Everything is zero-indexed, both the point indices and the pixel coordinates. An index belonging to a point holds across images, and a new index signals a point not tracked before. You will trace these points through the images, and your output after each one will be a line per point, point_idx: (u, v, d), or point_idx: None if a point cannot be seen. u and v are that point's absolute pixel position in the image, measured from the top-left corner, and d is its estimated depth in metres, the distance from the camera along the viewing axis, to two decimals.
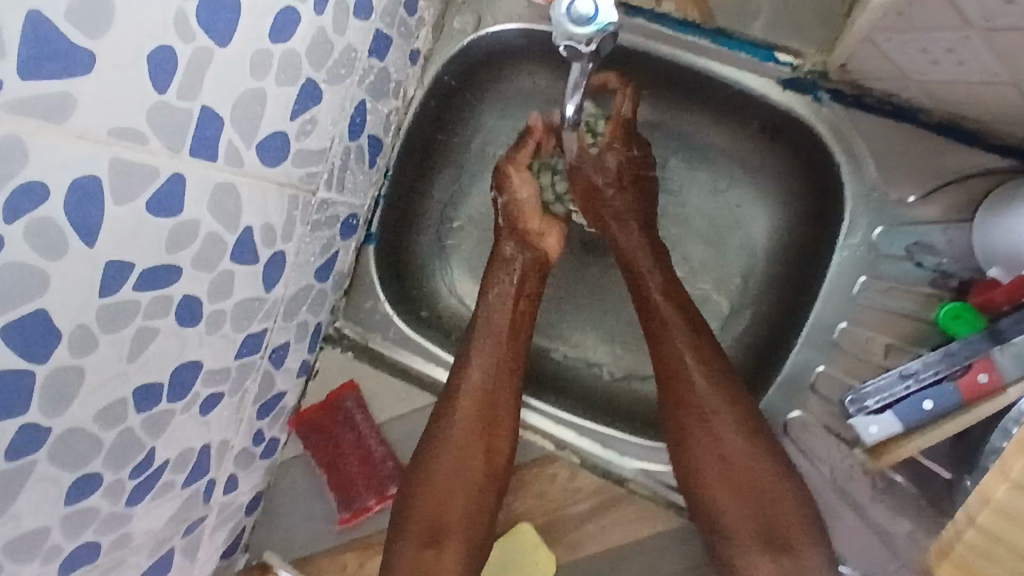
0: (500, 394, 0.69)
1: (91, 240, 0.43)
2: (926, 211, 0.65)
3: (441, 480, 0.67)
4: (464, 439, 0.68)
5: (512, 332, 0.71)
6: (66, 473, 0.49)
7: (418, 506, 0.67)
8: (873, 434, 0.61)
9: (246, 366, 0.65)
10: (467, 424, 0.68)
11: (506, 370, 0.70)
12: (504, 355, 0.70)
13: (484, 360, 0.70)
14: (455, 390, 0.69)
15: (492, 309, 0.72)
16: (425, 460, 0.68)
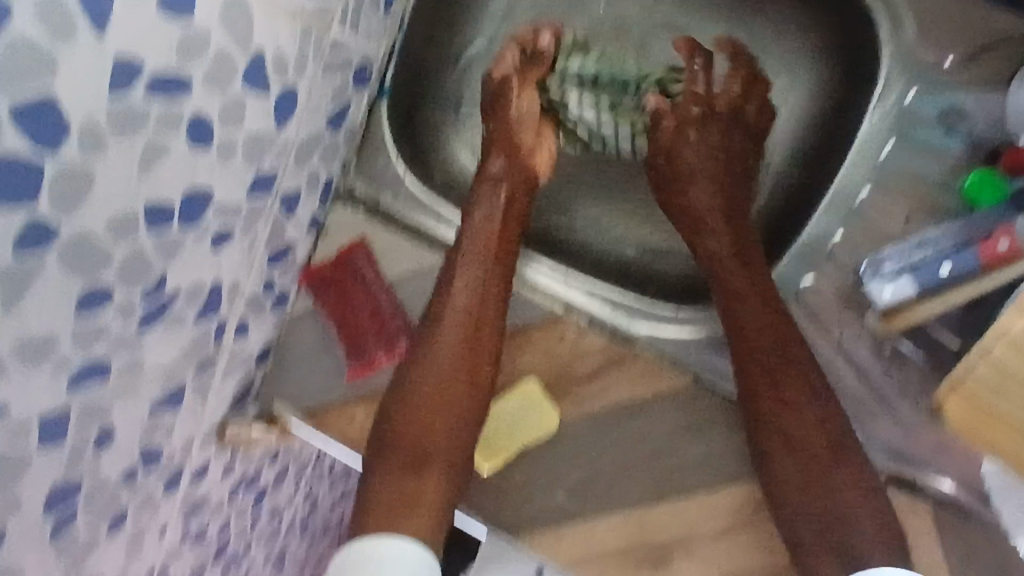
0: (482, 318, 0.70)
1: (100, 27, 0.41)
2: (963, 77, 0.65)
3: (424, 404, 0.68)
4: (446, 360, 0.68)
5: (494, 256, 0.72)
6: (77, 282, 0.48)
7: (399, 431, 0.67)
8: (887, 297, 0.62)
9: (258, 207, 0.64)
10: (450, 352, 0.69)
11: (489, 290, 0.71)
12: (487, 276, 0.71)
13: (466, 280, 0.70)
14: (438, 317, 0.70)
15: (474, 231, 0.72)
16: (408, 381, 0.69)
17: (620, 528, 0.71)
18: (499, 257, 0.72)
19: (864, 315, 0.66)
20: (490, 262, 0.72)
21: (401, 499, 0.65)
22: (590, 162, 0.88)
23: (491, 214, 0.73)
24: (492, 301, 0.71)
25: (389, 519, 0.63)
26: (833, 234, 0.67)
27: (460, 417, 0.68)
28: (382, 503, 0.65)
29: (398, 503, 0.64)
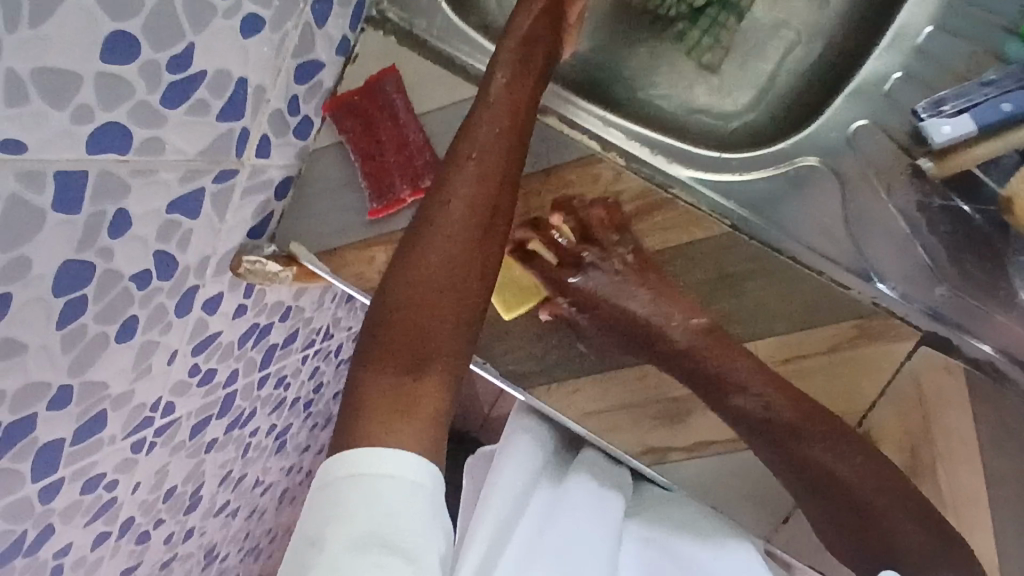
0: (498, 200, 0.58)
1: None
2: None
3: (426, 294, 0.53)
4: (457, 242, 0.55)
5: (514, 133, 0.61)
6: (103, 13, 0.45)
7: (391, 322, 0.53)
8: (947, 134, 0.59)
9: (290, 1, 0.61)
10: (460, 227, 0.56)
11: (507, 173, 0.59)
12: (508, 151, 0.59)
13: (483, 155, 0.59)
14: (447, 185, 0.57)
15: (495, 103, 0.61)
16: (405, 263, 0.55)
17: (636, 382, 0.71)
18: (517, 139, 0.61)
19: (916, 162, 0.63)
20: (510, 135, 0.60)
21: (397, 402, 0.50)
22: (623, 11, 0.79)
23: (511, 82, 0.63)
24: (510, 183, 0.59)
25: (385, 426, 0.49)
26: (892, 74, 0.64)
27: (467, 311, 0.54)
28: (376, 406, 0.50)
29: (393, 407, 0.50)
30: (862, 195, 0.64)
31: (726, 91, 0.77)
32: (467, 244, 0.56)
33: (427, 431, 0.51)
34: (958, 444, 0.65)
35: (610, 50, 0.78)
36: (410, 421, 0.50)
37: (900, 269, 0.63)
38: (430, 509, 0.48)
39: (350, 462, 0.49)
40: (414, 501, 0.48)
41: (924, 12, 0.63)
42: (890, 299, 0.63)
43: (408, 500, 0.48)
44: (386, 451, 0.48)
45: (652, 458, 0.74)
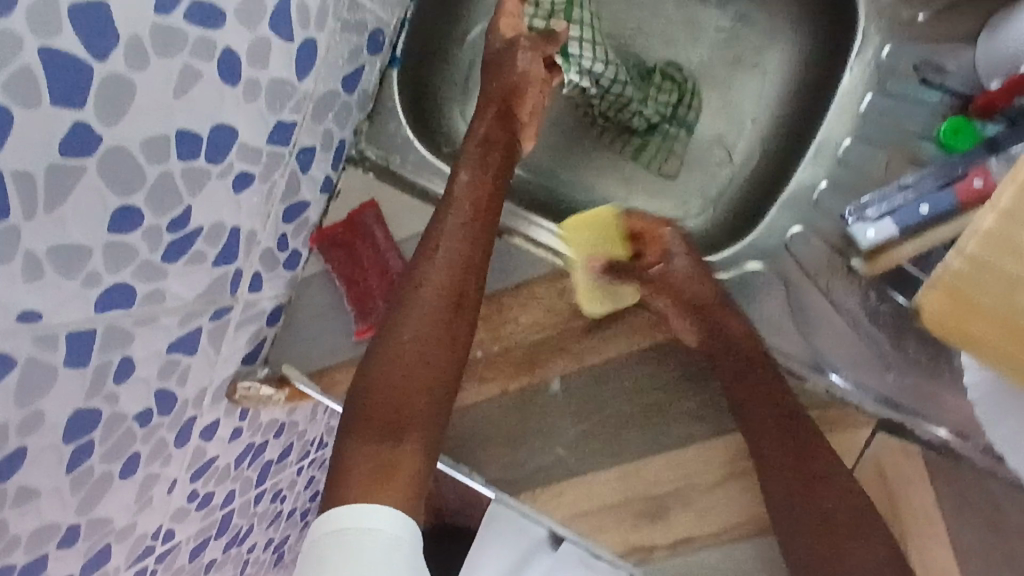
0: (463, 287, 0.67)
1: None
2: (935, 30, 0.66)
3: (403, 371, 0.63)
4: (427, 326, 0.65)
5: (480, 225, 0.69)
6: (113, 194, 0.52)
7: (377, 397, 0.62)
8: (869, 238, 0.65)
9: (276, 156, 0.68)
10: (431, 315, 0.65)
11: (472, 259, 0.68)
12: (472, 241, 0.68)
13: (450, 248, 0.67)
14: (419, 278, 0.66)
15: (459, 198, 0.69)
16: (386, 345, 0.64)
17: (619, 481, 0.74)
18: (481, 226, 0.69)
19: (851, 257, 0.69)
20: (474, 228, 0.69)
21: (378, 468, 0.58)
22: (577, 131, 0.88)
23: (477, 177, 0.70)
24: (474, 269, 0.68)
25: (365, 490, 0.56)
26: (819, 183, 0.69)
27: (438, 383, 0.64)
28: (360, 472, 0.58)
29: (374, 472, 0.58)
30: (806, 293, 0.70)
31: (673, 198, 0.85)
32: (437, 327, 0.65)
33: (408, 489, 0.57)
34: (920, 510, 0.68)
35: (569, 170, 0.88)
36: (388, 485, 0.57)
37: (845, 357, 0.70)
38: (409, 558, 0.52)
39: (336, 520, 0.53)
40: (394, 549, 0.51)
41: (844, 125, 0.68)
42: (841, 386, 0.70)
43: (388, 549, 0.51)
44: (368, 504, 0.54)
45: (637, 558, 0.74)
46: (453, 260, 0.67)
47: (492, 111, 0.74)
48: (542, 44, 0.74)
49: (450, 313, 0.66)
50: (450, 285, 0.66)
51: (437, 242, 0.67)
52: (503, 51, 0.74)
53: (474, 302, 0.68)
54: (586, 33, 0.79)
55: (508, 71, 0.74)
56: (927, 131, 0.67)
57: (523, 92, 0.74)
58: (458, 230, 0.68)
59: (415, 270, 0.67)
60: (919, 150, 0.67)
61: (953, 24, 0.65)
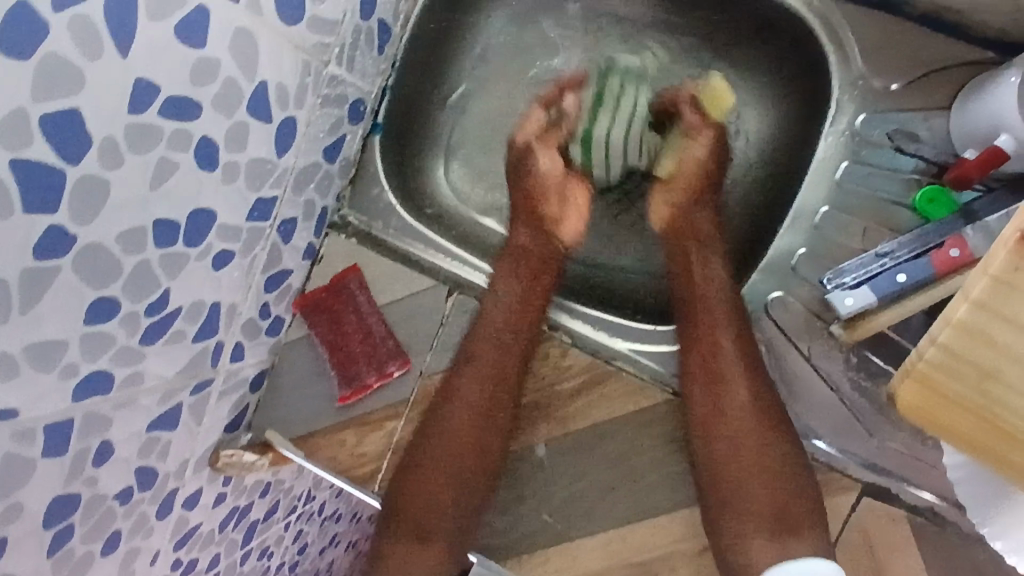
0: (495, 398, 0.73)
1: (123, 50, 0.45)
2: (909, 100, 0.66)
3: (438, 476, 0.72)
4: (456, 433, 0.73)
5: (512, 338, 0.74)
6: (88, 288, 0.51)
7: (412, 496, 0.72)
8: (849, 307, 0.64)
9: (256, 231, 0.68)
10: (461, 425, 0.73)
11: (505, 373, 0.74)
12: (504, 354, 0.74)
13: (478, 364, 0.74)
14: (450, 390, 0.74)
15: (491, 312, 0.75)
16: (424, 451, 0.73)
17: (603, 549, 0.72)
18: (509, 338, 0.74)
19: (830, 324, 0.69)
20: (513, 344, 0.74)
21: (410, 557, 0.72)
22: None
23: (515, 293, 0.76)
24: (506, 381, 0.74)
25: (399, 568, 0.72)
26: (798, 250, 0.70)
27: (471, 482, 0.73)
28: (396, 559, 0.72)
29: (405, 561, 0.72)
30: (786, 359, 0.71)
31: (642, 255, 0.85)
32: (467, 436, 0.73)
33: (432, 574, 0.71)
34: None
35: None
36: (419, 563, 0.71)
37: (827, 423, 0.70)
38: None
39: None
40: None
41: (821, 192, 0.69)
42: (825, 452, 0.70)
43: None
44: None
45: None
46: (484, 375, 0.74)
47: (522, 221, 0.79)
48: (544, 135, 0.79)
49: (481, 423, 0.73)
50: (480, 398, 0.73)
51: (474, 356, 0.74)
52: (523, 152, 0.79)
53: (510, 408, 0.74)
54: (612, 101, 0.77)
55: (534, 178, 0.79)
56: (902, 199, 0.67)
57: (541, 196, 0.78)
58: (491, 346, 0.74)
59: (450, 384, 0.74)
60: (895, 218, 0.67)
61: (928, 92, 0.66)
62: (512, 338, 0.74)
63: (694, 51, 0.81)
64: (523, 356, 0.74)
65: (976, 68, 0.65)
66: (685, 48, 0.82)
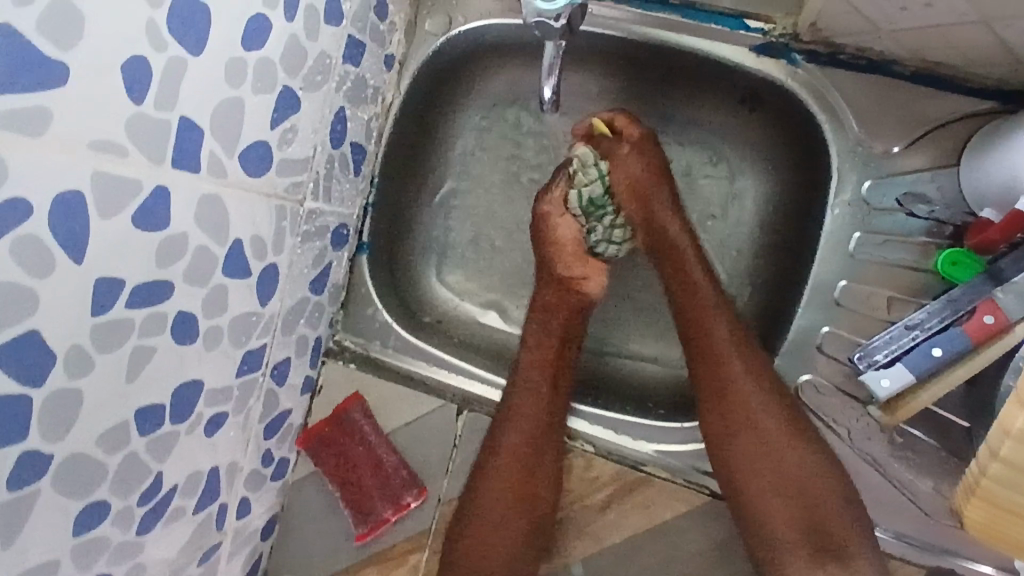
0: (542, 444, 0.68)
1: (79, 256, 0.42)
2: (912, 161, 0.63)
3: (504, 465, 0.68)
4: (506, 487, 0.67)
5: (548, 383, 0.70)
6: (73, 500, 0.47)
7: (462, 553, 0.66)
8: (886, 388, 0.59)
9: (248, 384, 0.64)
10: (508, 478, 0.67)
11: (550, 425, 0.69)
12: (543, 403, 0.69)
13: (524, 415, 0.68)
14: (495, 446, 0.69)
15: (526, 366, 0.70)
16: (472, 524, 0.67)
17: None
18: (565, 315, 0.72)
19: (867, 406, 0.64)
20: (547, 390, 0.69)
21: None
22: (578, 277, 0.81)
23: (544, 335, 0.71)
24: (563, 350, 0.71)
25: None
26: (821, 327, 0.66)
27: (519, 533, 0.67)
28: None
29: None
30: (828, 447, 0.65)
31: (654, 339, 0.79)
32: (516, 485, 0.67)
33: None
34: None
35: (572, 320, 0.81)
36: None
37: (883, 509, 0.64)
38: None
39: None
40: None
41: (836, 265, 0.65)
42: (888, 541, 0.64)
43: None
44: None
45: None
46: (532, 423, 0.68)
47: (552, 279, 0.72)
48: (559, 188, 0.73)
49: (526, 474, 0.67)
50: (540, 392, 0.69)
51: (512, 412, 0.69)
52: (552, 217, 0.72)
53: (555, 452, 0.69)
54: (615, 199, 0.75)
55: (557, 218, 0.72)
56: (923, 264, 0.63)
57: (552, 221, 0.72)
58: (545, 332, 0.71)
59: (492, 436, 0.69)
60: (918, 283, 0.63)
61: (934, 150, 0.62)
62: (548, 385, 0.69)
63: (673, 128, 0.77)
64: (560, 402, 0.70)
65: (982, 120, 0.61)
66: (664, 125, 0.77)
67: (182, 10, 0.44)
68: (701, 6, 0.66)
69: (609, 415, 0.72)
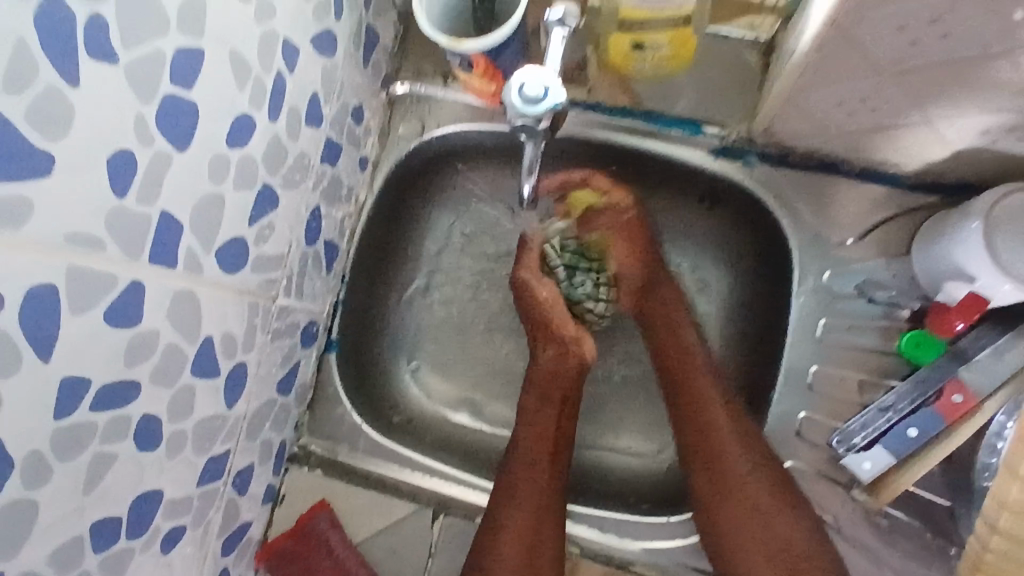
0: (544, 522, 0.65)
1: (45, 354, 0.40)
2: (866, 251, 0.67)
3: (506, 541, 0.64)
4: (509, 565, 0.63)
5: (549, 458, 0.68)
6: None
7: None
8: (868, 470, 0.61)
9: (209, 494, 0.59)
10: (512, 556, 0.63)
11: (550, 502, 0.66)
12: (546, 480, 0.67)
13: (525, 487, 0.66)
14: (495, 521, 0.65)
15: (525, 436, 0.69)
16: None
17: None
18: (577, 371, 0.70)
19: (851, 490, 0.64)
20: (547, 465, 0.67)
21: None
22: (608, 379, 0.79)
23: (545, 403, 0.70)
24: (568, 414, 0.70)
25: None
26: (798, 413, 0.66)
27: None
28: None
29: None
30: None
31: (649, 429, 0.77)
32: (519, 558, 0.63)
33: None
34: None
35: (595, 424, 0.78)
36: None
37: None
38: None
39: None
40: None
41: (806, 352, 0.67)
42: None
43: None
44: None
45: None
46: (536, 501, 0.66)
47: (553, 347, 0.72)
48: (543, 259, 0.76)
49: (529, 551, 0.64)
50: (539, 468, 0.67)
51: (512, 489, 0.66)
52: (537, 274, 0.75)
53: (558, 526, 0.66)
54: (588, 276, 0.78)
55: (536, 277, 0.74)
56: (886, 347, 0.66)
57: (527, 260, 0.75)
58: (546, 403, 0.70)
59: (492, 509, 0.66)
60: (884, 365, 0.65)
61: (884, 242, 0.67)
62: (548, 459, 0.68)
63: None
64: (561, 475, 0.68)
65: (925, 213, 0.66)
66: None
67: (172, 107, 0.45)
68: (658, 114, 0.71)
69: (596, 513, 0.69)
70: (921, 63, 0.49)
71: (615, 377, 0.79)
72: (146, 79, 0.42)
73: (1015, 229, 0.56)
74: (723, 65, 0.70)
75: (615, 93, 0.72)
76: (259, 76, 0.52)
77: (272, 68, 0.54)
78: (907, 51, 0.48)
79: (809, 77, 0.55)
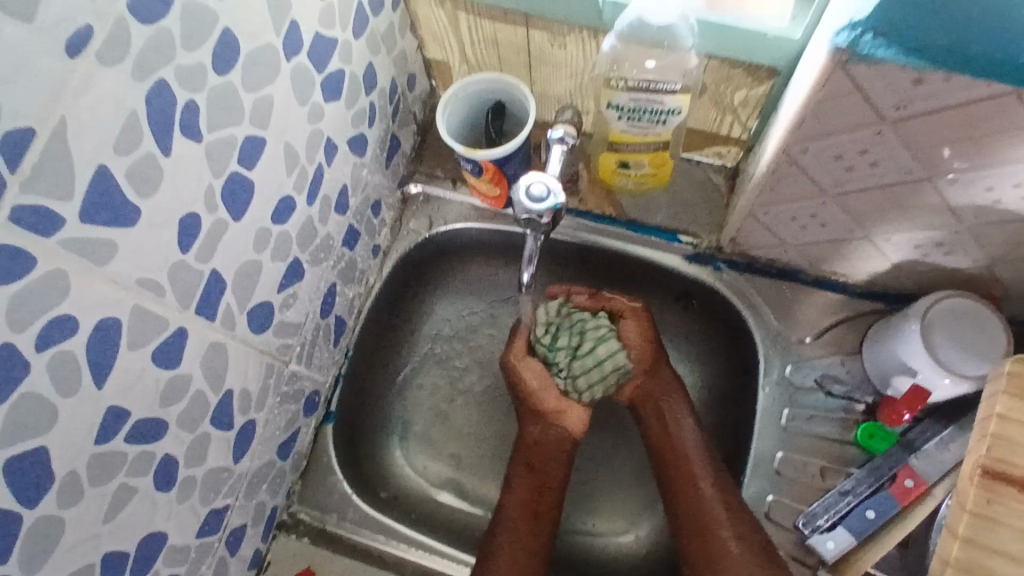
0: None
1: (100, 382, 0.45)
2: (823, 350, 0.75)
3: None
4: None
5: (529, 521, 0.71)
6: None
7: None
8: (831, 550, 0.65)
9: (205, 547, 0.61)
10: None
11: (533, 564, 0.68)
12: (527, 545, 0.69)
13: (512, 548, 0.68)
14: None
15: (508, 504, 0.72)
16: None
17: None
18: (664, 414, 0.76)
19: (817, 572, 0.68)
20: (531, 530, 0.70)
21: None
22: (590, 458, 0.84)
23: (528, 470, 0.74)
24: (552, 484, 0.74)
25: None
26: (766, 497, 0.71)
27: None
28: None
29: None
30: None
31: (626, 510, 0.81)
32: None
33: None
34: None
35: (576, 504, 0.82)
36: None
37: None
38: None
39: None
40: None
41: (772, 439, 0.73)
42: None
43: None
44: None
45: None
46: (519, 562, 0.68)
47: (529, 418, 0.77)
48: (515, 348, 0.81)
49: None
50: (521, 532, 0.70)
51: (495, 553, 0.68)
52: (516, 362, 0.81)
53: None
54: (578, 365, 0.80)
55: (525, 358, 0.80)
56: (844, 437, 0.72)
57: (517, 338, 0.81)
58: (526, 474, 0.74)
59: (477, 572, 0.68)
60: (843, 454, 0.71)
61: (838, 342, 0.75)
62: (529, 523, 0.70)
63: None
64: (543, 542, 0.70)
65: (874, 317, 0.75)
66: None
67: (235, 182, 0.53)
68: (642, 223, 0.81)
69: None
70: (858, 186, 0.59)
71: (596, 463, 0.84)
72: (220, 158, 0.51)
73: (948, 334, 0.65)
74: (696, 185, 0.81)
75: (602, 203, 0.82)
76: (304, 165, 0.61)
77: (315, 159, 0.62)
78: (845, 176, 0.58)
79: (768, 196, 0.65)
